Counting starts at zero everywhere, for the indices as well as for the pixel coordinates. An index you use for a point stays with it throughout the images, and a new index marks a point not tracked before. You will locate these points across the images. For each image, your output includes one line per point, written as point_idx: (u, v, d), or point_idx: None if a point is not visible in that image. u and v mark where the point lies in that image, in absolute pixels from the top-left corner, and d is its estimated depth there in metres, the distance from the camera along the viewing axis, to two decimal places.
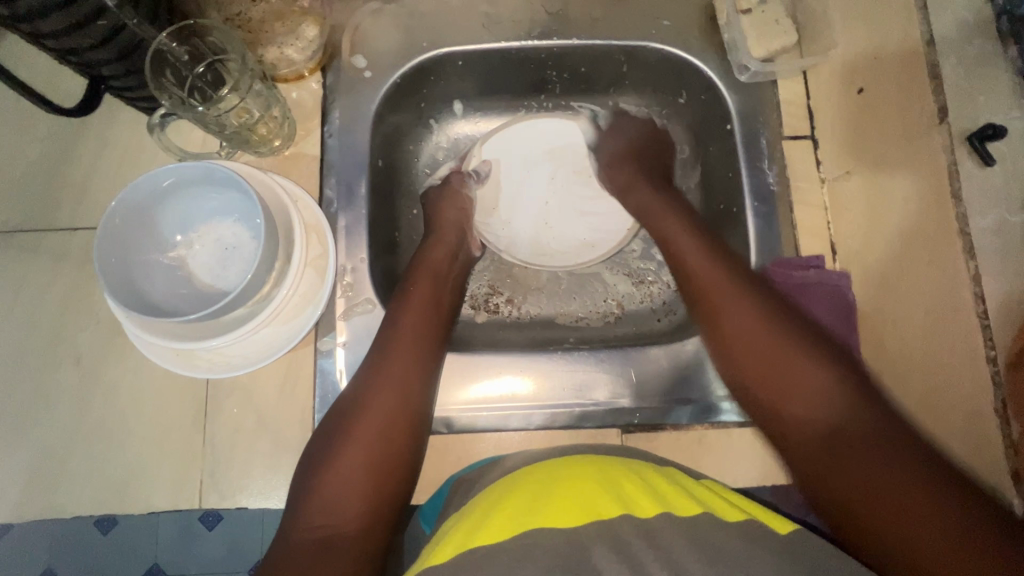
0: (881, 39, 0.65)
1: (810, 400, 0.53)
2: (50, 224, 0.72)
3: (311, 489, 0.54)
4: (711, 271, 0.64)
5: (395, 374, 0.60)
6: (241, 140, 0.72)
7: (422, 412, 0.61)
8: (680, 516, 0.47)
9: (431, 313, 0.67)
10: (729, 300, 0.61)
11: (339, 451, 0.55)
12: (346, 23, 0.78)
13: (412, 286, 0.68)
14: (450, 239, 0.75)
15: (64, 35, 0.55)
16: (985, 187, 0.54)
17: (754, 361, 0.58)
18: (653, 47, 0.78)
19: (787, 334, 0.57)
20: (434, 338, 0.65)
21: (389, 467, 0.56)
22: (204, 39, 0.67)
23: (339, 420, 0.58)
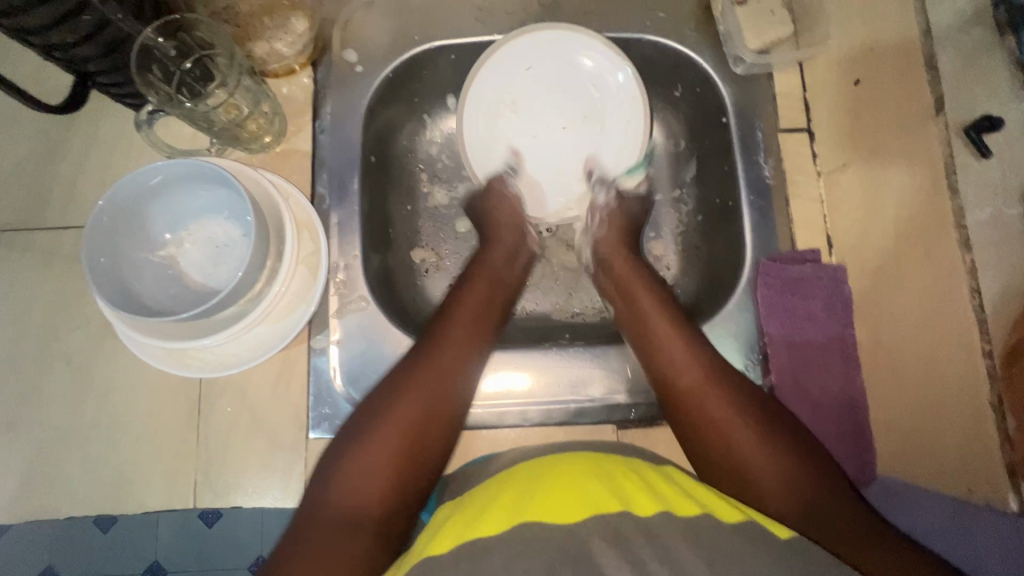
0: (877, 29, 0.64)
1: (754, 455, 0.54)
2: (39, 222, 0.71)
3: (340, 468, 0.52)
4: (676, 342, 0.63)
5: (443, 369, 0.59)
6: (231, 137, 0.71)
7: (463, 406, 0.59)
8: (680, 517, 0.46)
9: (482, 319, 0.65)
10: (707, 392, 0.59)
11: (376, 431, 0.54)
12: (337, 17, 0.77)
13: (465, 296, 0.67)
14: (509, 238, 0.74)
15: (47, 30, 0.54)
16: (982, 179, 0.53)
17: (709, 427, 0.57)
18: (647, 40, 0.78)
19: (724, 398, 0.58)
20: (478, 341, 0.64)
21: (421, 458, 0.54)
22: (191, 33, 0.66)
23: (380, 402, 0.56)
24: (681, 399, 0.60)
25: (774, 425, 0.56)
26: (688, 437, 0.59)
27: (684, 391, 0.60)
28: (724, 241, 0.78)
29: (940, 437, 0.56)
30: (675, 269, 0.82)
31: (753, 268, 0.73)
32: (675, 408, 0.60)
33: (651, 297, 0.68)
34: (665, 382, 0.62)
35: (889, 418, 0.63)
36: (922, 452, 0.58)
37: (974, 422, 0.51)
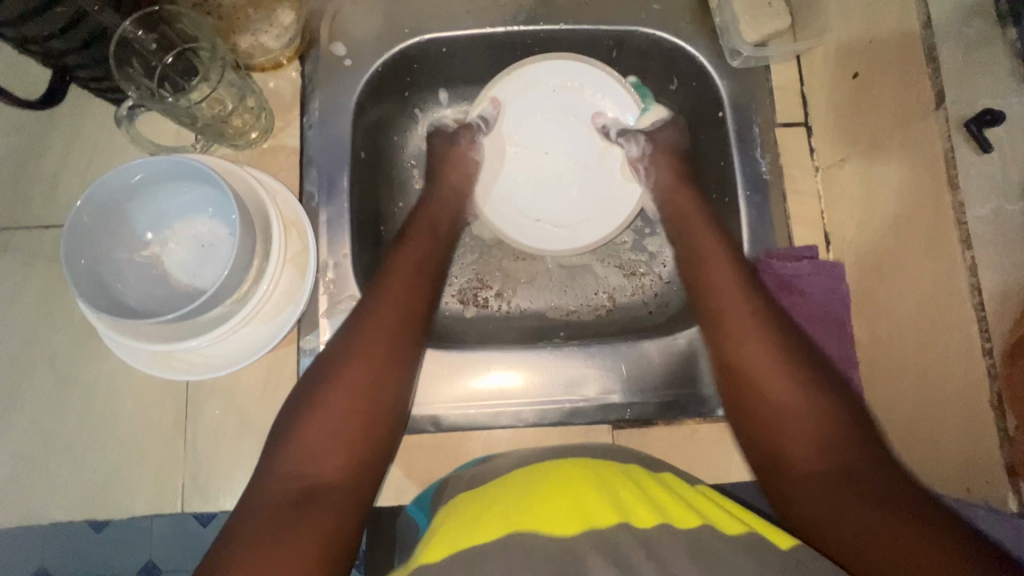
0: (877, 20, 0.63)
1: (809, 439, 0.51)
2: (19, 221, 0.69)
3: (288, 439, 0.50)
4: (744, 320, 0.60)
5: (387, 334, 0.57)
6: (215, 133, 0.69)
7: (410, 373, 0.58)
8: (678, 528, 0.46)
9: (423, 272, 0.64)
10: (764, 368, 0.56)
11: (327, 396, 0.52)
12: (324, 9, 0.75)
13: (403, 256, 0.65)
14: (444, 203, 0.73)
15: (19, 23, 0.52)
16: (982, 174, 0.52)
17: (760, 407, 0.55)
18: (643, 32, 0.76)
19: (790, 383, 0.54)
20: (426, 287, 0.64)
21: (378, 425, 0.54)
22: (173, 26, 0.64)
23: (323, 368, 0.54)
24: (731, 374, 0.58)
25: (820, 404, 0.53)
26: (737, 412, 0.57)
27: (729, 365, 0.58)
28: None
29: (940, 434, 0.55)
30: (670, 266, 0.82)
31: None
32: (733, 385, 0.58)
33: (723, 269, 0.64)
34: (723, 356, 0.59)
35: (887, 418, 0.62)
36: (921, 452, 0.58)
37: (973, 419, 0.51)
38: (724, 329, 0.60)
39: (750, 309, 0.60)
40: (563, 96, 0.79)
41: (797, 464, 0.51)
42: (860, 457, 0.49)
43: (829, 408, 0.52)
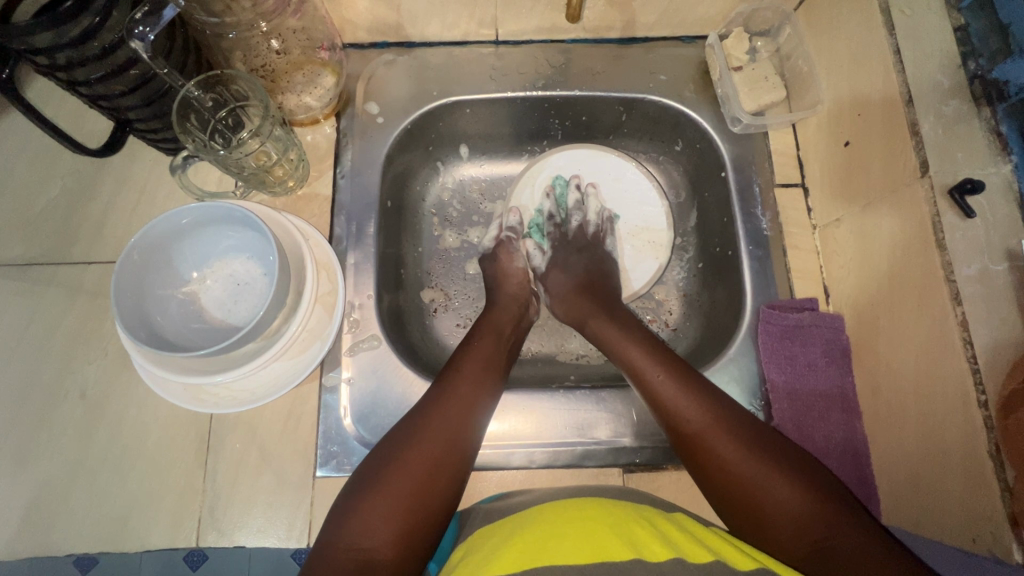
0: (863, 96, 0.69)
1: (777, 497, 0.54)
2: (65, 257, 0.74)
3: (355, 510, 0.54)
4: (683, 404, 0.61)
5: (455, 416, 0.61)
6: (258, 180, 0.74)
7: (471, 458, 0.60)
8: (692, 564, 0.47)
9: (490, 369, 0.68)
10: (716, 438, 0.59)
11: (390, 479, 0.55)
12: (361, 72, 0.82)
13: (472, 349, 0.69)
14: (509, 308, 0.77)
15: (98, 82, 0.59)
16: (968, 237, 0.56)
17: (731, 478, 0.57)
18: (651, 99, 0.83)
19: (739, 451, 0.57)
20: (489, 385, 0.66)
21: (432, 501, 0.55)
22: (228, 87, 0.71)
23: (394, 449, 0.58)
24: (695, 449, 0.60)
25: (799, 473, 0.56)
26: (713, 488, 0.58)
27: (695, 438, 0.60)
28: (725, 289, 0.81)
29: (940, 490, 0.57)
30: (676, 313, 0.86)
31: (753, 315, 0.75)
32: (696, 459, 0.60)
33: (629, 343, 0.69)
34: (686, 440, 0.60)
35: (889, 466, 0.64)
36: (921, 502, 0.60)
37: (974, 476, 0.52)
38: (678, 422, 0.61)
39: (663, 377, 0.64)
40: (602, 173, 0.88)
41: (793, 529, 0.53)
42: (834, 508, 0.53)
43: (776, 470, 0.56)
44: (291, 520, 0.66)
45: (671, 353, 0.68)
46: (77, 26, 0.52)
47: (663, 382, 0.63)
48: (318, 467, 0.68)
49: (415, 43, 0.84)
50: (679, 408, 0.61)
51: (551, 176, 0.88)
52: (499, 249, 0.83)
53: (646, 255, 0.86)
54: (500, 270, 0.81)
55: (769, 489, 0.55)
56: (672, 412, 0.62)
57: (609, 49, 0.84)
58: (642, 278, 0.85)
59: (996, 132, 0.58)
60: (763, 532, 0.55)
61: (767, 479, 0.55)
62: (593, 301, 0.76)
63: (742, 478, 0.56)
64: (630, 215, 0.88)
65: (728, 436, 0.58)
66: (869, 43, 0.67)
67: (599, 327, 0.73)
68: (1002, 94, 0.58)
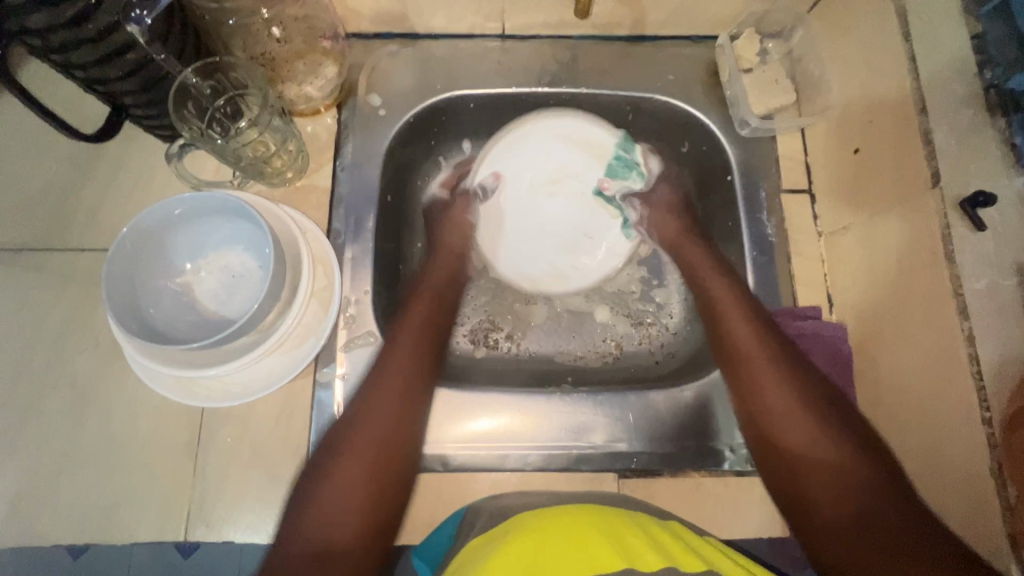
0: (876, 103, 0.67)
1: (828, 490, 0.56)
2: (58, 243, 0.73)
3: (311, 500, 0.55)
4: (777, 393, 0.61)
5: (388, 394, 0.61)
6: (255, 171, 0.73)
7: (416, 441, 0.61)
8: (686, 573, 0.47)
9: (423, 339, 0.66)
10: (758, 370, 0.63)
11: (342, 466, 0.56)
12: (364, 63, 0.80)
13: (410, 315, 0.68)
14: (445, 264, 0.75)
15: (92, 65, 0.57)
16: (978, 251, 0.55)
17: (777, 426, 0.61)
18: (658, 99, 0.81)
19: (787, 386, 0.61)
20: (424, 357, 0.65)
21: (387, 484, 0.57)
22: (228, 75, 0.70)
23: (337, 437, 0.59)
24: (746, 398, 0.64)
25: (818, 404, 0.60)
26: (764, 448, 0.62)
27: (734, 360, 0.66)
28: None
29: (939, 510, 0.56)
30: (678, 316, 0.84)
31: None
32: (737, 384, 0.65)
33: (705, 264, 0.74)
34: (742, 383, 0.64)
35: None
36: None
37: (976, 496, 0.52)
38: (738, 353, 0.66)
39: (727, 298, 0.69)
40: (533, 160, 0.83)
41: (827, 514, 0.56)
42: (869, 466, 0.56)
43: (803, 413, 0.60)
44: (281, 516, 0.65)
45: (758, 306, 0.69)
46: (71, 6, 0.51)
47: (735, 327, 0.67)
48: (309, 463, 0.67)
49: (420, 35, 0.82)
50: (748, 345, 0.65)
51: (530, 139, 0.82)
52: (464, 213, 0.80)
53: (593, 239, 0.84)
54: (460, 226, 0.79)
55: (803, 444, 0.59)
56: (732, 343, 0.66)
57: (618, 47, 0.82)
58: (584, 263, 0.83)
59: (1011, 144, 0.56)
60: (794, 483, 0.59)
61: (816, 439, 0.58)
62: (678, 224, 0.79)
63: (774, 411, 0.61)
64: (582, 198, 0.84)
65: (775, 370, 0.63)
66: (885, 48, 0.66)
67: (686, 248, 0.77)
68: (1016, 105, 0.57)
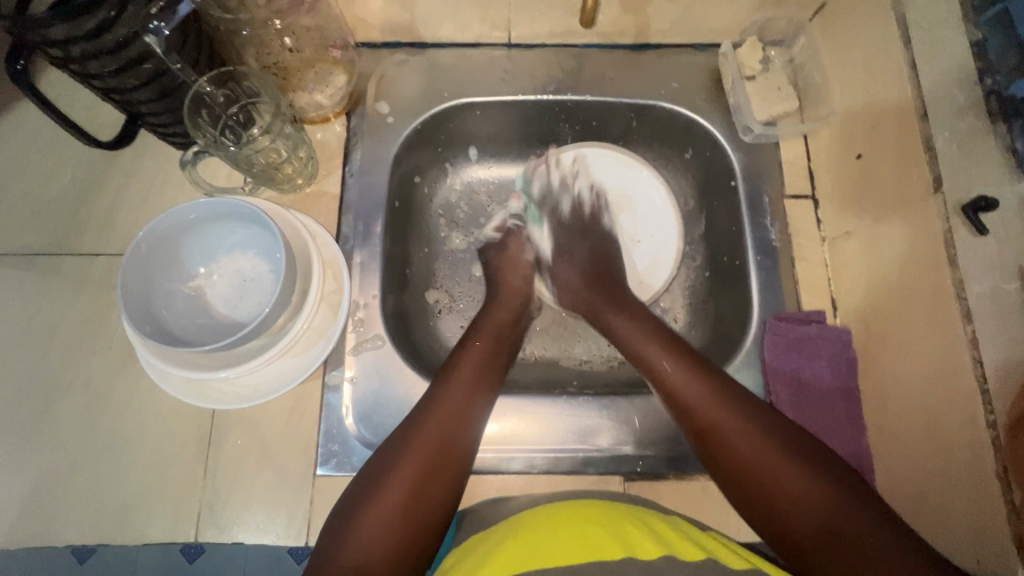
0: (878, 108, 0.68)
1: (776, 477, 0.56)
2: (73, 248, 0.74)
3: (350, 523, 0.54)
4: (693, 395, 0.62)
5: (447, 423, 0.60)
6: (267, 177, 0.75)
7: (465, 470, 0.60)
8: (684, 561, 0.48)
9: (485, 374, 0.67)
10: (716, 412, 0.61)
11: (386, 489, 0.55)
12: (372, 71, 0.82)
13: (469, 348, 0.68)
14: (507, 307, 0.76)
15: (110, 75, 0.59)
16: (981, 254, 0.56)
17: (739, 460, 0.59)
18: (662, 106, 0.83)
19: (744, 428, 0.59)
20: (486, 390, 0.65)
21: (427, 506, 0.56)
22: (241, 83, 0.72)
23: (387, 459, 0.58)
24: (706, 438, 0.61)
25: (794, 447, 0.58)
26: (730, 485, 0.60)
27: (707, 426, 0.61)
28: (732, 298, 0.80)
29: (949, 517, 0.56)
30: (682, 321, 0.86)
31: (761, 326, 0.75)
32: (706, 447, 0.61)
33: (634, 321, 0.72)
34: (694, 424, 0.62)
35: (894, 485, 0.64)
36: (926, 524, 0.59)
37: (983, 501, 0.52)
38: (681, 398, 0.63)
39: (667, 362, 0.66)
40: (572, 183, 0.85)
41: (786, 504, 0.56)
42: (850, 501, 0.54)
43: (773, 446, 0.58)
44: (290, 518, 0.66)
45: (682, 344, 0.68)
46: (91, 19, 0.52)
47: (670, 369, 0.65)
48: (319, 465, 0.68)
49: (428, 44, 0.83)
50: (689, 391, 0.63)
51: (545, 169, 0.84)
52: (508, 239, 0.83)
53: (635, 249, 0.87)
54: (509, 262, 0.81)
55: (779, 476, 0.56)
56: (670, 388, 0.64)
57: (622, 55, 0.83)
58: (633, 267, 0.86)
59: (1011, 150, 0.57)
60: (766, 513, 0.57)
61: (790, 478, 0.56)
62: (593, 284, 0.78)
63: (741, 454, 0.58)
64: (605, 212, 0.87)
65: (731, 412, 0.60)
66: (886, 55, 0.67)
67: (611, 322, 0.74)
68: (1017, 110, 0.57)
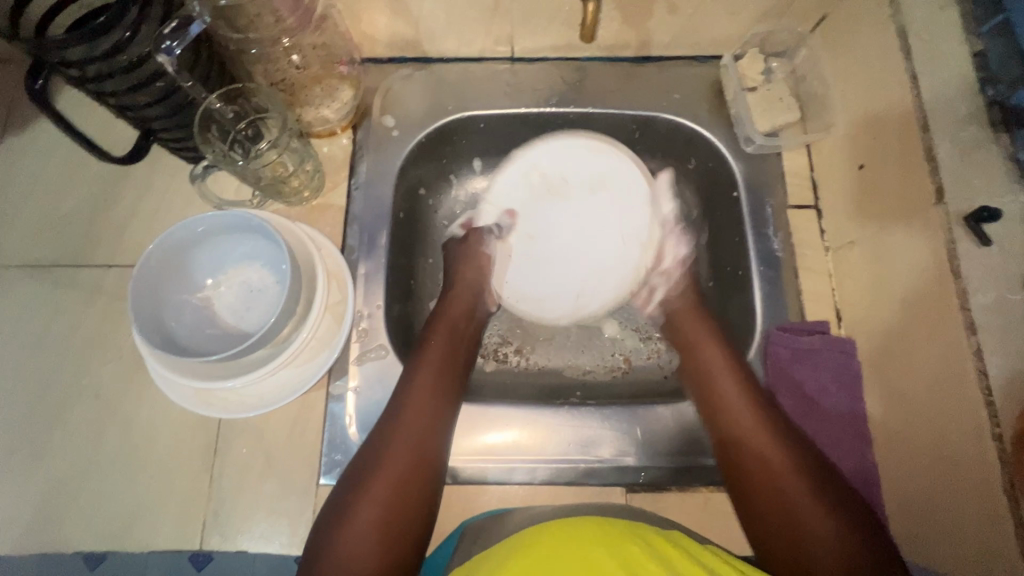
0: (879, 119, 0.68)
1: (797, 496, 0.57)
2: (87, 259, 0.76)
3: (331, 531, 0.55)
4: (745, 417, 0.63)
5: (411, 425, 0.62)
6: (274, 190, 0.77)
7: (440, 469, 0.61)
8: None
9: (444, 371, 0.67)
10: (756, 436, 0.62)
11: (361, 495, 0.56)
12: (378, 86, 0.84)
13: (429, 347, 0.69)
14: (461, 299, 0.76)
15: (125, 93, 0.61)
16: (983, 264, 0.55)
17: (763, 485, 0.59)
18: (664, 118, 0.83)
19: (781, 449, 0.60)
20: (447, 389, 0.66)
21: (407, 510, 0.57)
22: (249, 99, 0.74)
23: (360, 467, 0.59)
24: (736, 457, 0.62)
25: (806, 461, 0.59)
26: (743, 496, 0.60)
27: (737, 444, 0.62)
28: (735, 308, 0.80)
29: (956, 528, 0.55)
30: None
31: (763, 336, 0.75)
32: (733, 464, 0.62)
33: (710, 344, 0.72)
34: (728, 450, 0.63)
35: (902, 498, 0.63)
36: (932, 536, 0.58)
37: (987, 510, 0.51)
38: (724, 413, 0.65)
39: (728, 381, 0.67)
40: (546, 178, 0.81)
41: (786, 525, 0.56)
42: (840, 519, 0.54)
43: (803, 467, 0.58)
44: (294, 527, 0.67)
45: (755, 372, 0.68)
46: (107, 40, 0.54)
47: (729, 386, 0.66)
48: (322, 474, 0.68)
49: (432, 58, 0.85)
50: (737, 412, 0.64)
51: (527, 178, 0.82)
52: (470, 235, 0.82)
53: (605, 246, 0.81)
54: (465, 254, 0.80)
55: (793, 502, 0.56)
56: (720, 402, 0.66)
57: (623, 68, 0.85)
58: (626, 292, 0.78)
59: (1015, 159, 0.57)
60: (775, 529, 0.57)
61: (802, 507, 0.56)
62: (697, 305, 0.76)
63: (765, 474, 0.59)
64: (599, 226, 0.81)
65: (760, 425, 0.62)
66: (886, 67, 0.67)
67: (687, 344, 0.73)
68: (1020, 120, 0.57)
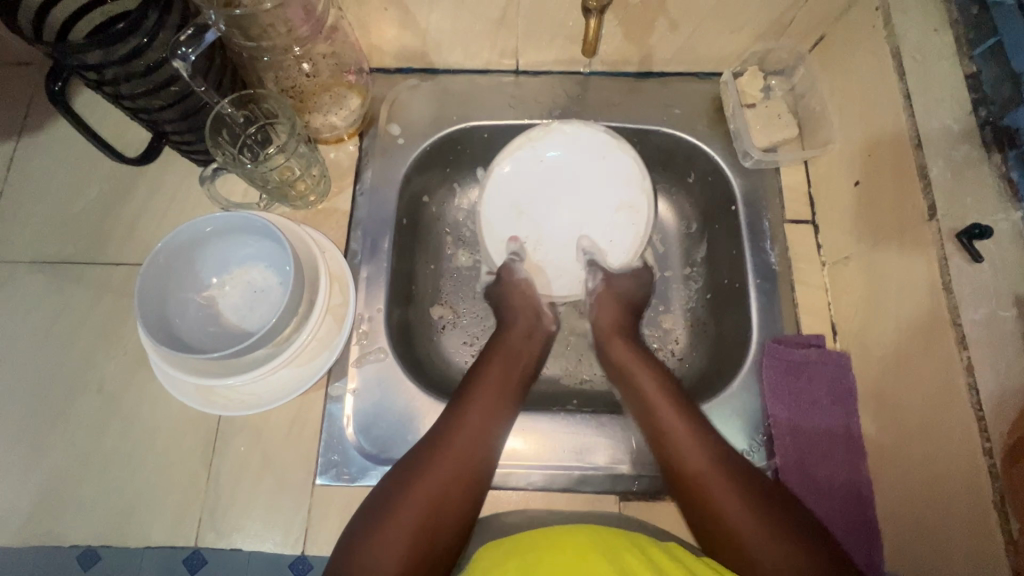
0: (874, 137, 0.70)
1: (750, 535, 0.55)
2: (97, 257, 0.78)
3: (363, 544, 0.54)
4: (697, 454, 0.62)
5: (464, 447, 0.61)
6: (280, 194, 0.78)
7: (482, 494, 0.61)
8: None
9: (504, 396, 0.68)
10: (706, 469, 0.61)
11: (400, 508, 0.56)
12: (385, 95, 0.86)
13: (487, 368, 0.70)
14: (524, 320, 0.76)
15: (139, 96, 0.63)
16: (975, 281, 0.56)
17: (719, 520, 0.58)
18: (664, 132, 0.85)
19: (728, 486, 0.59)
20: (504, 410, 0.67)
21: (440, 530, 0.56)
22: (260, 105, 0.76)
23: (399, 480, 0.59)
24: (693, 490, 0.60)
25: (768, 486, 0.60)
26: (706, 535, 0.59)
27: (695, 479, 0.61)
28: (731, 320, 0.81)
29: (947, 545, 0.55)
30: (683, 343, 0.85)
31: (759, 348, 0.75)
32: (693, 501, 0.60)
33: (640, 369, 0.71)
34: (684, 483, 0.62)
35: (894, 513, 0.63)
36: (922, 551, 0.59)
37: (978, 526, 0.51)
38: (664, 440, 0.65)
39: (667, 411, 0.66)
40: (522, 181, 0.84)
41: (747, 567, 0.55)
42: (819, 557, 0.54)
43: (758, 505, 0.57)
44: (288, 526, 0.67)
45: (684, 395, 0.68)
46: (125, 45, 0.57)
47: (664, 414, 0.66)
48: (318, 474, 0.69)
49: (439, 69, 0.87)
50: (687, 447, 0.63)
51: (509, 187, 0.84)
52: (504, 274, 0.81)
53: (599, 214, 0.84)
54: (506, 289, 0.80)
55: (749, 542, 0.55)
56: (663, 430, 0.65)
57: (625, 83, 0.87)
58: (594, 276, 0.81)
59: (1006, 179, 0.58)
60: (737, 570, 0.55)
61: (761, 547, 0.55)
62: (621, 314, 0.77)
63: (722, 514, 0.58)
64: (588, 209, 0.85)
65: (709, 459, 0.61)
66: (880, 86, 0.69)
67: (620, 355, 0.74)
68: (1013, 140, 0.58)
